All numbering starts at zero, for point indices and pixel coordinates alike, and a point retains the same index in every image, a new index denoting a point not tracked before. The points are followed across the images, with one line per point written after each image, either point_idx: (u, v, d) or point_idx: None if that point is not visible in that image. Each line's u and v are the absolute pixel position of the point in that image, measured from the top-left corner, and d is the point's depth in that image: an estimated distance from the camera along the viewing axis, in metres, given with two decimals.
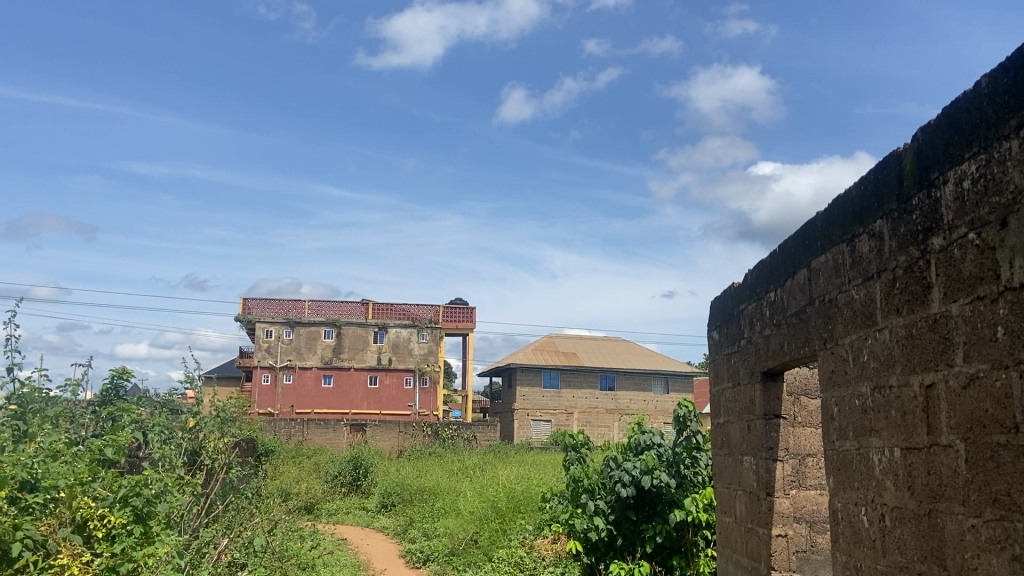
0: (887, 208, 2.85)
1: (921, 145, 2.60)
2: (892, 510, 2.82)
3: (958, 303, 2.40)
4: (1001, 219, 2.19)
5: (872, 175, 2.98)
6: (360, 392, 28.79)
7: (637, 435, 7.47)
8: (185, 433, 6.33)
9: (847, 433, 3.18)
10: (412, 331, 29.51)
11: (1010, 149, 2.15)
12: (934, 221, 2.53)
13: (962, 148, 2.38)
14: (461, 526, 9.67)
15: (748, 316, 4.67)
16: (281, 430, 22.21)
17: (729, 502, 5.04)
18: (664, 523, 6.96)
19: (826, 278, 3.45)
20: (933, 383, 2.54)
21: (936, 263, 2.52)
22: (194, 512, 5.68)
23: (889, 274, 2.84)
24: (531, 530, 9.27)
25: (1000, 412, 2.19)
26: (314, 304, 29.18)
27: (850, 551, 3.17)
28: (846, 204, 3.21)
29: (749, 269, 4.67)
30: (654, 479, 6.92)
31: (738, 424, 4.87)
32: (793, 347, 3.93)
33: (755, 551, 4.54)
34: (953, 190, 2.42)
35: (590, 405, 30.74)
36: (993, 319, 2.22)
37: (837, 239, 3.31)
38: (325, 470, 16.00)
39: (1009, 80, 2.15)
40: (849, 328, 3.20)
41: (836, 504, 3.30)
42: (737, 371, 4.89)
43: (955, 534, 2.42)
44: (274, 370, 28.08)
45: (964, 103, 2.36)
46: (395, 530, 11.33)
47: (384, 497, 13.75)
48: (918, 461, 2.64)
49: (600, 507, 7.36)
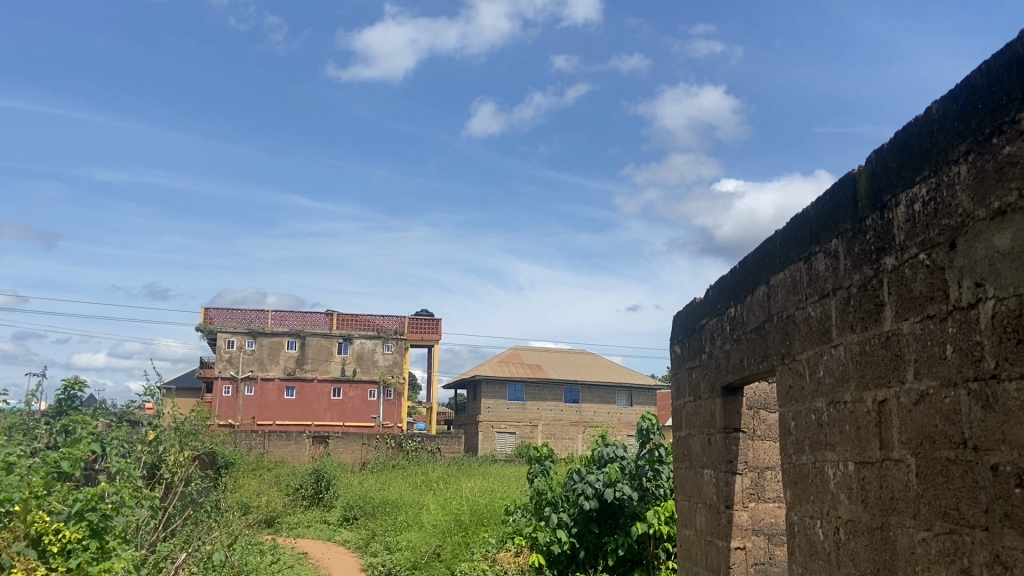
0: (842, 228, 2.92)
1: (875, 168, 2.68)
2: (846, 523, 2.88)
3: (909, 321, 2.47)
4: (950, 240, 2.26)
5: (828, 196, 3.06)
6: (323, 404, 28.50)
7: (601, 448, 7.59)
8: (144, 447, 6.28)
9: (803, 447, 3.25)
10: (377, 342, 29.37)
11: (959, 174, 2.23)
12: (887, 242, 2.61)
13: (914, 172, 2.45)
14: (424, 539, 9.65)
15: (709, 331, 4.74)
16: (242, 442, 21.92)
17: (689, 514, 5.09)
18: (626, 536, 6.95)
19: (784, 295, 3.52)
20: (886, 400, 2.61)
21: (889, 282, 2.59)
22: (151, 527, 5.58)
23: (844, 291, 2.92)
24: (494, 543, 9.17)
25: (949, 428, 2.26)
26: (278, 314, 28.93)
27: (806, 563, 3.22)
28: (803, 224, 3.30)
29: (710, 285, 4.75)
30: (617, 491, 6.98)
31: (699, 437, 4.93)
32: (752, 362, 4.00)
33: (714, 562, 4.59)
34: (905, 212, 2.50)
35: (555, 417, 30.78)
36: (942, 338, 2.29)
37: (795, 256, 3.38)
38: (286, 484, 15.80)
39: (958, 107, 2.24)
40: (806, 344, 3.27)
41: (793, 517, 3.36)
42: (698, 385, 4.95)
43: (906, 547, 2.48)
44: (235, 381, 27.73)
45: (917, 128, 2.44)
46: (356, 544, 11.24)
47: (346, 511, 13.61)
48: (871, 475, 2.70)
49: (563, 520, 7.38)
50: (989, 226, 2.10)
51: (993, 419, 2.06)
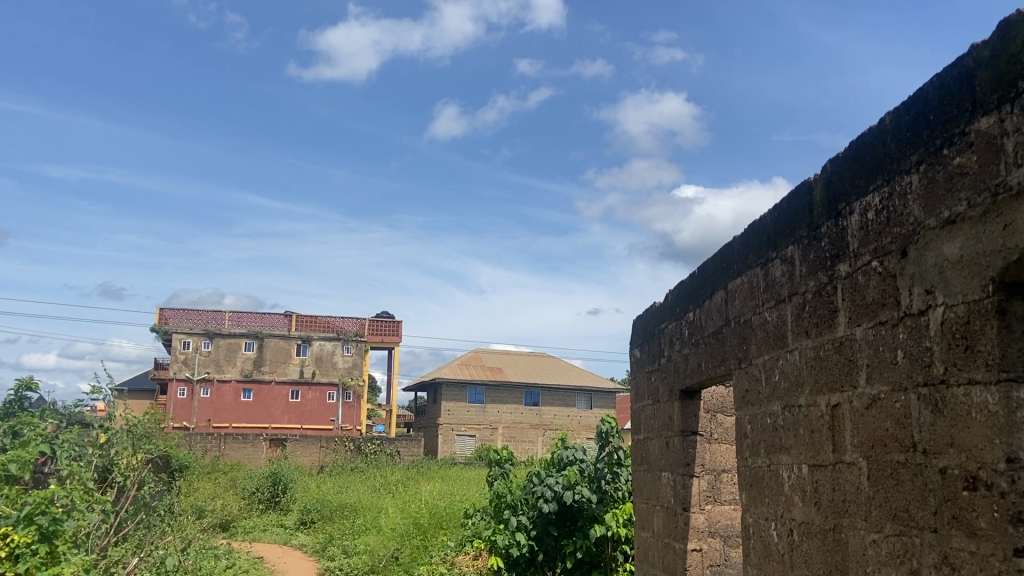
0: (798, 234, 2.98)
1: (830, 177, 2.74)
2: (800, 525, 2.92)
3: (862, 327, 2.53)
4: (901, 248, 2.32)
5: (784, 204, 3.11)
6: (281, 407, 28.15)
7: (560, 451, 7.61)
8: (95, 451, 6.15)
9: (758, 450, 3.30)
10: (336, 344, 29.12)
11: (910, 183, 2.29)
12: (841, 249, 2.66)
13: (868, 180, 2.50)
14: (382, 543, 9.59)
15: (668, 335, 4.79)
16: (197, 445, 21.56)
17: (647, 517, 5.13)
18: (584, 539, 6.97)
19: (741, 300, 3.57)
20: (839, 404, 2.66)
21: (843, 288, 2.64)
22: (103, 531, 5.47)
23: (799, 297, 2.97)
24: (453, 546, 9.14)
25: (899, 432, 2.31)
26: (235, 315, 28.52)
27: (761, 564, 3.26)
28: (760, 231, 3.35)
29: (669, 290, 4.80)
30: (576, 493, 7.02)
31: (657, 440, 4.98)
32: (709, 366, 4.05)
33: (671, 564, 4.63)
34: (859, 220, 2.55)
35: (515, 420, 30.80)
36: (893, 343, 2.35)
37: (752, 262, 3.44)
38: (242, 488, 15.57)
39: (911, 118, 2.30)
40: (762, 348, 3.32)
41: (748, 520, 3.41)
42: (657, 388, 5.00)
43: (857, 549, 2.52)
44: (190, 383, 27.27)
45: (870, 138, 2.50)
46: (314, 548, 11.12)
47: (302, 514, 13.47)
48: (824, 477, 2.75)
49: (522, 523, 7.40)
50: (939, 234, 2.15)
51: (942, 423, 2.11)
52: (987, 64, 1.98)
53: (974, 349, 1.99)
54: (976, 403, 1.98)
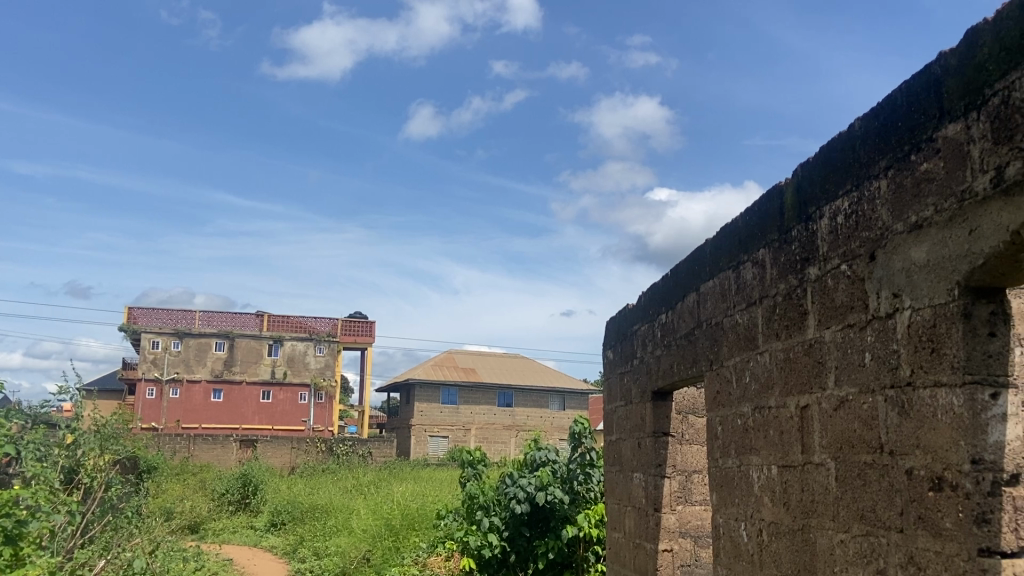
0: (769, 238, 3.01)
1: (800, 181, 2.77)
2: (769, 525, 2.95)
3: (831, 329, 2.56)
4: (870, 252, 2.35)
5: (756, 208, 3.15)
6: (252, 407, 27.89)
7: (533, 452, 7.61)
8: (62, 451, 6.05)
9: (728, 451, 3.33)
10: (309, 344, 28.91)
11: (879, 188, 2.32)
12: (811, 252, 2.69)
13: (838, 185, 2.54)
14: (353, 544, 9.55)
15: (641, 337, 4.82)
16: (166, 446, 21.29)
17: (619, 517, 5.16)
18: (556, 539, 6.97)
19: (713, 303, 3.60)
20: (808, 405, 2.70)
21: (812, 292, 2.68)
22: (68, 533, 5.38)
23: (769, 300, 3.00)
24: (425, 547, 9.11)
25: (867, 433, 2.34)
26: (205, 315, 28.22)
27: (730, 564, 3.29)
28: (732, 234, 3.38)
29: (642, 292, 4.83)
30: (548, 494, 7.03)
31: (629, 441, 5.00)
32: (681, 367, 4.09)
33: (642, 564, 4.66)
34: (828, 224, 2.59)
35: (487, 421, 30.79)
36: (861, 346, 2.38)
37: (724, 265, 3.47)
38: (211, 489, 15.40)
39: (879, 125, 2.33)
40: (733, 350, 3.35)
41: (718, 520, 3.44)
42: (629, 389, 5.03)
43: (825, 549, 2.56)
44: (159, 383, 26.92)
45: (840, 143, 2.53)
46: (284, 550, 11.04)
47: (273, 516, 13.35)
48: (792, 478, 2.79)
49: (494, 524, 7.40)
50: (906, 239, 2.19)
51: (908, 424, 2.14)
52: (954, 72, 2.02)
53: (940, 351, 2.02)
54: (942, 405, 2.01)
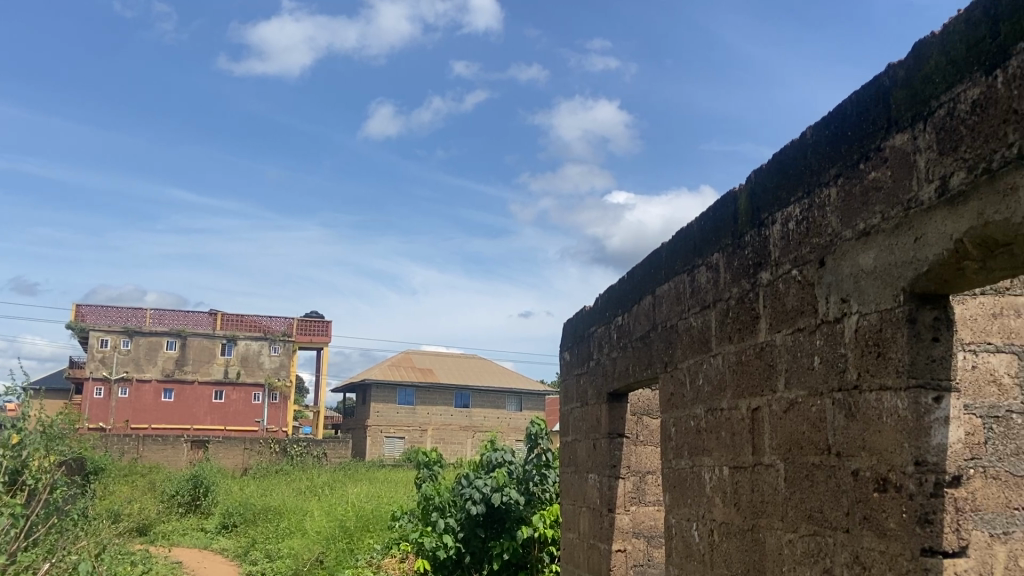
0: (723, 243, 3.06)
1: (754, 187, 2.82)
2: (720, 525, 3.00)
3: (781, 333, 2.61)
4: (820, 258, 2.40)
5: (710, 213, 3.20)
6: (204, 407, 27.42)
7: (489, 453, 7.62)
8: (5, 452, 5.89)
9: (682, 452, 3.37)
10: (263, 344, 28.53)
11: (829, 196, 2.38)
12: (763, 257, 2.74)
13: (789, 192, 2.59)
14: (306, 546, 9.45)
15: (597, 339, 4.85)
16: (114, 446, 20.81)
17: (573, 518, 5.19)
18: (511, 540, 6.98)
19: (668, 306, 3.65)
20: (759, 407, 2.74)
21: (764, 296, 2.72)
22: (11, 536, 5.23)
23: (723, 303, 3.05)
24: (380, 549, 9.04)
25: (815, 435, 2.39)
26: (157, 313, 27.69)
27: (682, 564, 3.33)
28: (687, 239, 3.43)
29: (599, 294, 4.86)
30: (504, 495, 7.05)
31: (585, 442, 5.03)
32: (636, 369, 4.13)
33: (596, 564, 4.69)
34: (780, 230, 2.64)
35: (444, 421, 30.70)
36: (811, 349, 2.43)
37: (679, 269, 3.51)
38: (160, 491, 15.09)
39: (830, 133, 2.39)
40: (687, 353, 3.40)
41: (670, 521, 3.48)
42: (585, 391, 5.07)
43: (774, 548, 2.60)
44: (108, 383, 26.32)
45: (792, 152, 2.58)
46: (235, 552, 10.86)
47: (224, 518, 13.14)
48: (743, 479, 2.83)
49: (450, 525, 7.40)
50: (855, 245, 2.24)
51: (855, 427, 2.19)
52: (902, 83, 2.07)
53: (886, 355, 2.07)
54: (887, 408, 2.06)
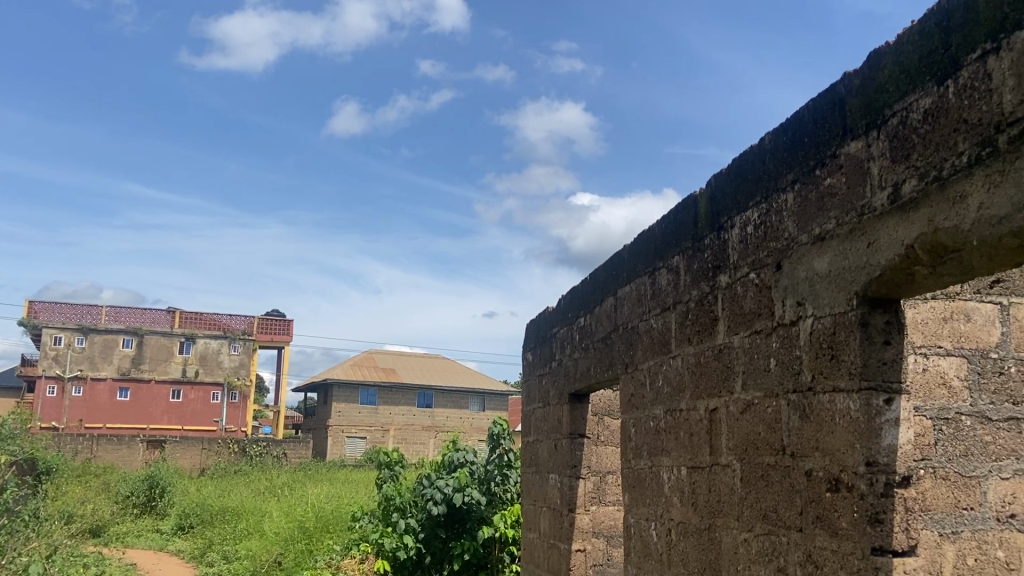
0: (683, 246, 3.10)
1: (714, 191, 2.86)
2: (678, 525, 3.03)
3: (739, 335, 2.65)
4: (776, 262, 2.45)
5: (671, 216, 3.23)
6: (161, 407, 26.97)
7: (451, 453, 7.61)
8: None
9: (641, 452, 3.40)
10: (223, 342, 28.14)
11: (786, 201, 2.42)
12: (722, 260, 2.78)
13: (748, 197, 2.63)
14: (264, 547, 9.35)
15: (560, 339, 4.88)
16: (67, 446, 20.36)
17: (534, 517, 5.20)
18: (472, 540, 6.98)
19: (629, 307, 3.68)
20: (716, 408, 2.78)
21: (722, 299, 2.76)
22: None
23: (683, 305, 3.09)
24: (339, 550, 8.97)
25: (770, 436, 2.43)
26: (113, 311, 27.25)
27: (640, 563, 3.37)
28: (649, 241, 3.46)
29: (562, 295, 4.88)
30: (465, 496, 7.04)
31: (547, 442, 5.05)
32: (598, 370, 4.15)
33: (555, 564, 4.71)
34: (739, 233, 2.68)
35: (406, 421, 30.56)
36: (767, 352, 2.47)
37: (641, 271, 3.54)
38: (115, 492, 14.80)
39: (788, 140, 2.43)
40: (647, 354, 3.43)
41: (629, 520, 3.51)
42: (547, 391, 5.09)
43: (730, 547, 2.64)
44: (62, 381, 25.76)
45: (751, 157, 2.62)
46: (192, 553, 10.71)
47: (181, 519, 12.94)
48: (701, 478, 2.87)
49: (410, 525, 7.36)
50: (810, 250, 2.28)
51: (809, 428, 2.24)
52: (857, 92, 2.12)
53: (839, 358, 2.12)
54: (840, 410, 2.11)
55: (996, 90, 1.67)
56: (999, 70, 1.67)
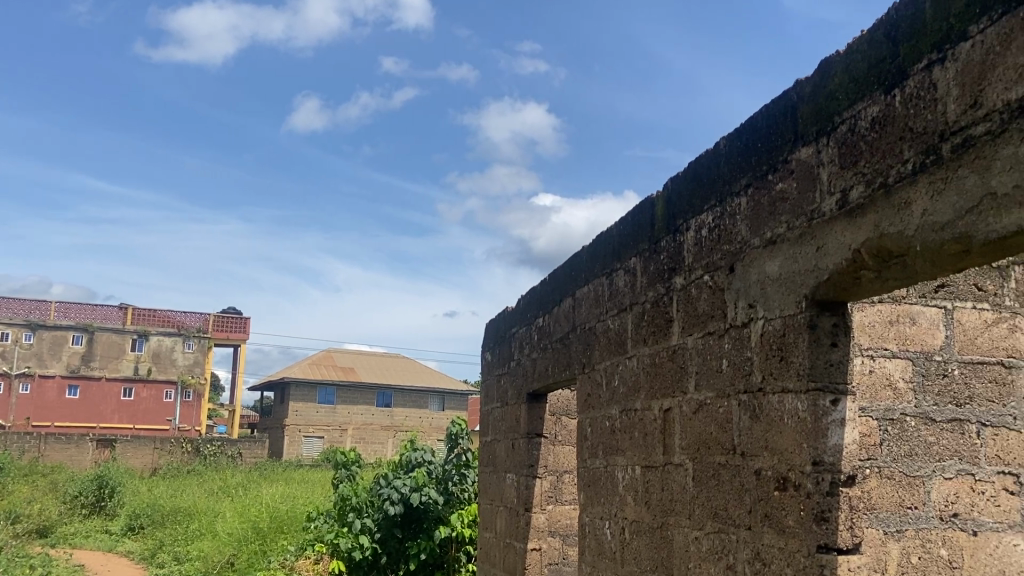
0: (640, 247, 3.13)
1: (670, 193, 2.90)
2: (631, 523, 3.07)
3: (693, 336, 2.69)
4: (729, 264, 2.49)
5: (629, 218, 3.27)
6: (112, 405, 26.41)
7: (409, 453, 7.59)
8: None
9: (597, 452, 3.43)
10: (177, 340, 27.62)
11: (739, 205, 2.46)
12: (677, 262, 2.82)
13: (703, 200, 2.67)
14: (216, 549, 9.21)
15: (518, 339, 4.89)
16: (12, 445, 19.82)
17: (490, 517, 5.21)
18: (429, 540, 6.96)
19: (587, 307, 3.71)
20: (670, 408, 2.82)
21: (677, 300, 2.80)
22: None
23: (639, 306, 3.12)
24: (293, 551, 8.87)
25: (721, 436, 2.47)
26: (63, 307, 26.70)
27: (594, 561, 3.39)
28: (607, 242, 3.49)
29: (521, 295, 4.90)
30: (423, 495, 7.02)
31: (504, 442, 5.06)
32: (555, 370, 4.18)
33: (511, 563, 4.73)
34: (694, 236, 2.71)
35: (365, 421, 30.34)
36: (720, 353, 2.51)
37: (599, 272, 3.57)
38: (63, 492, 14.45)
39: (742, 144, 2.48)
40: (604, 354, 3.46)
41: (584, 519, 3.54)
42: (505, 391, 5.10)
43: (681, 546, 2.68)
44: (8, 378, 25.08)
45: (707, 161, 2.66)
46: (142, 554, 10.50)
47: (131, 520, 12.69)
48: (654, 477, 2.91)
49: (367, 525, 7.30)
50: (762, 253, 2.33)
51: (758, 428, 2.28)
52: (808, 99, 2.16)
53: (788, 359, 2.16)
54: (788, 410, 2.15)
55: (941, 99, 1.72)
56: (944, 80, 1.72)
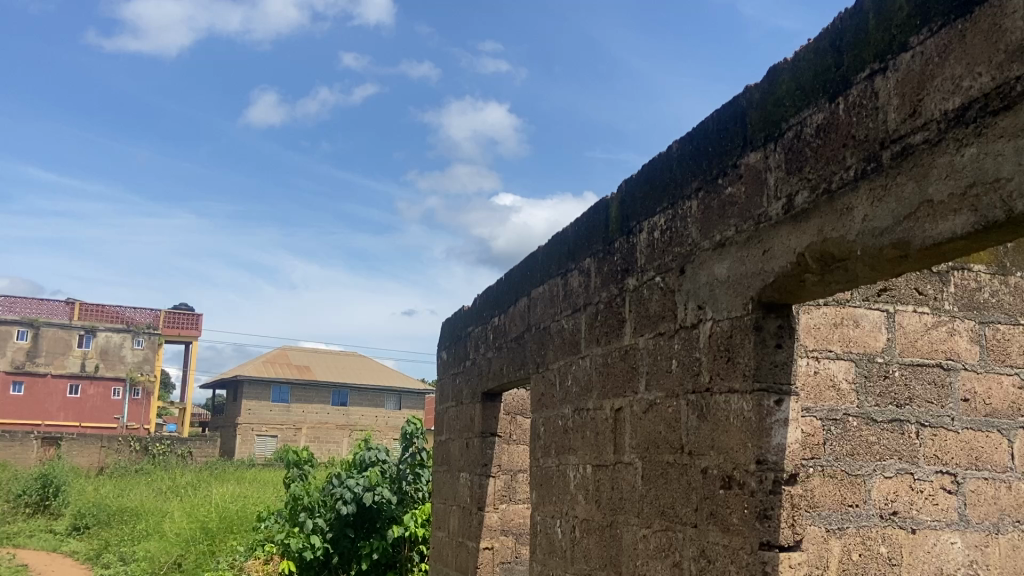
0: (594, 248, 3.16)
1: (624, 196, 2.93)
2: (582, 521, 3.09)
3: (644, 337, 2.72)
4: (680, 266, 2.53)
5: (583, 219, 3.30)
6: (57, 402, 25.76)
7: (363, 451, 7.54)
8: None
9: (549, 450, 3.45)
10: (126, 336, 27.02)
11: (690, 208, 2.50)
12: (630, 264, 2.85)
13: (655, 203, 2.71)
14: (164, 549, 9.05)
15: (474, 339, 4.89)
16: None
17: (443, 516, 5.20)
18: (381, 539, 6.92)
19: (542, 307, 3.73)
20: (621, 408, 2.85)
21: (629, 301, 2.83)
22: None
23: (592, 307, 3.15)
24: (243, 551, 8.75)
25: (670, 434, 2.51)
26: (7, 300, 26.01)
27: (545, 560, 3.41)
28: (562, 243, 3.52)
29: (478, 295, 4.90)
30: (376, 495, 6.98)
31: (458, 441, 5.06)
32: (510, 369, 4.19)
33: (463, 562, 4.73)
34: (646, 238, 2.75)
35: (319, 420, 30.04)
36: (669, 353, 2.55)
37: (554, 272, 3.59)
38: (4, 491, 14.06)
39: (693, 148, 2.51)
40: (558, 354, 3.49)
41: (536, 518, 3.56)
42: (460, 390, 5.10)
43: (630, 543, 2.71)
44: None
45: (659, 164, 2.70)
46: (87, 554, 10.27)
47: (76, 519, 12.40)
48: (604, 476, 2.94)
49: (319, 525, 7.26)
50: (711, 256, 2.37)
51: (705, 427, 2.32)
52: (757, 106, 2.21)
53: (734, 360, 2.21)
54: (734, 410, 2.19)
55: (882, 107, 1.77)
56: (885, 90, 1.77)
